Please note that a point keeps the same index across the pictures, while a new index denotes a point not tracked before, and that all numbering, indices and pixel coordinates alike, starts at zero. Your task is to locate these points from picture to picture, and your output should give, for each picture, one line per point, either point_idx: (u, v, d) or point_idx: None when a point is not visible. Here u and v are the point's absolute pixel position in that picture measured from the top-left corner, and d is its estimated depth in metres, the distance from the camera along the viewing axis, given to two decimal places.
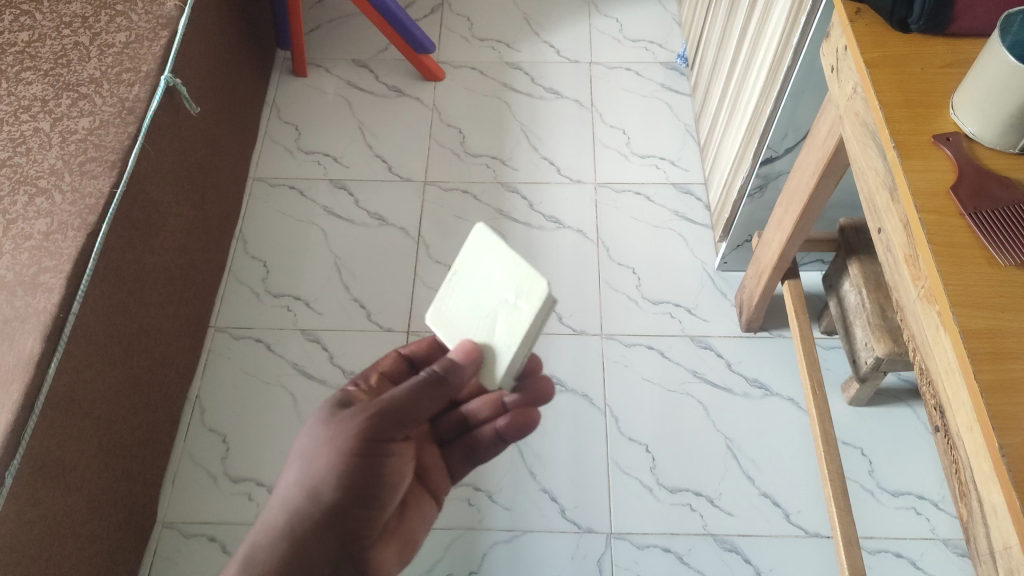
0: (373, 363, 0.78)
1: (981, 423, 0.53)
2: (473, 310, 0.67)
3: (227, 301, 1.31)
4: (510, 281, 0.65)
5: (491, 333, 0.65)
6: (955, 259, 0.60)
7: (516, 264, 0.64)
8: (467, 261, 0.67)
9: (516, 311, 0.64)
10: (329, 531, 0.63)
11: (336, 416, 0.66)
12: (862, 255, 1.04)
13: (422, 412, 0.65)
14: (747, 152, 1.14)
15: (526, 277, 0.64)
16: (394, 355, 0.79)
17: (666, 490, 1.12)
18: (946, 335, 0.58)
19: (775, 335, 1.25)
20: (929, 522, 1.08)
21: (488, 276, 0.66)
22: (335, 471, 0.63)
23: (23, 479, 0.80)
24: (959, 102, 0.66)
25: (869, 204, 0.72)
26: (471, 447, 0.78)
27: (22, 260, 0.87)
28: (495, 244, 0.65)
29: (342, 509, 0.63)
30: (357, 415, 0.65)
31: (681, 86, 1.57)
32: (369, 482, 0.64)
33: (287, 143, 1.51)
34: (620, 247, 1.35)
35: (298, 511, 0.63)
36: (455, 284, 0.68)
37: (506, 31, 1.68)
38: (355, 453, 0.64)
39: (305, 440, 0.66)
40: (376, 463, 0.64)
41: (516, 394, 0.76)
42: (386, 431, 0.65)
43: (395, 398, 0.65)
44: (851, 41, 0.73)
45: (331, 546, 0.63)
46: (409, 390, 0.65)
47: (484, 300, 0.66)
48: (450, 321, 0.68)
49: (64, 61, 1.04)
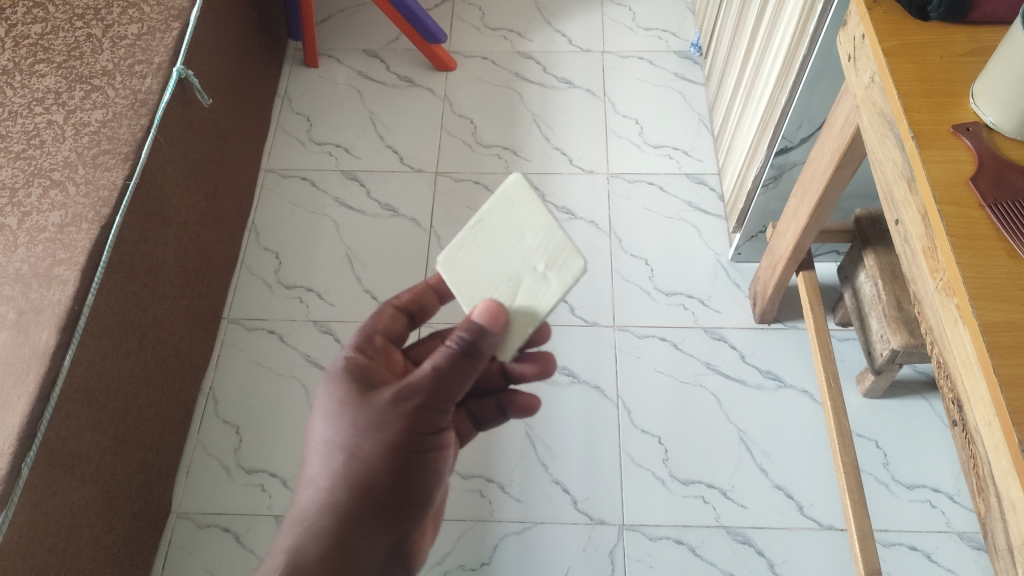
0: (372, 320, 0.70)
1: (1001, 418, 0.53)
2: (494, 268, 0.64)
3: (240, 292, 1.32)
4: (540, 247, 0.64)
5: (512, 296, 0.63)
6: (974, 252, 0.59)
7: (550, 232, 0.64)
8: (495, 214, 0.65)
9: (541, 279, 0.63)
10: (380, 529, 0.61)
11: (363, 404, 0.61)
12: (878, 246, 1.02)
13: (462, 387, 0.60)
14: (762, 142, 1.12)
15: (558, 245, 0.64)
16: (393, 310, 0.71)
17: (678, 482, 1.12)
18: (965, 328, 0.57)
19: (789, 326, 1.24)
20: (944, 515, 1.08)
21: (519, 238, 0.64)
22: (382, 469, 0.60)
23: (39, 470, 0.81)
24: (979, 91, 0.65)
25: (886, 194, 0.71)
26: (477, 415, 0.77)
27: (36, 252, 0.88)
28: (535, 208, 0.65)
29: (395, 508, 0.61)
30: (394, 403, 0.60)
31: (694, 76, 1.55)
32: (419, 474, 0.61)
33: (299, 133, 1.51)
34: (633, 238, 1.34)
35: (346, 514, 0.60)
36: (479, 233, 0.65)
37: (518, 20, 1.66)
38: (401, 445, 0.60)
39: (336, 431, 0.61)
40: (424, 451, 0.61)
41: (527, 363, 0.74)
42: (427, 416, 0.60)
43: (429, 379, 0.59)
44: (868, 28, 0.71)
45: (384, 545, 0.61)
46: (439, 366, 0.59)
47: (510, 262, 0.64)
48: (462, 273, 0.64)
49: (77, 53, 1.04)
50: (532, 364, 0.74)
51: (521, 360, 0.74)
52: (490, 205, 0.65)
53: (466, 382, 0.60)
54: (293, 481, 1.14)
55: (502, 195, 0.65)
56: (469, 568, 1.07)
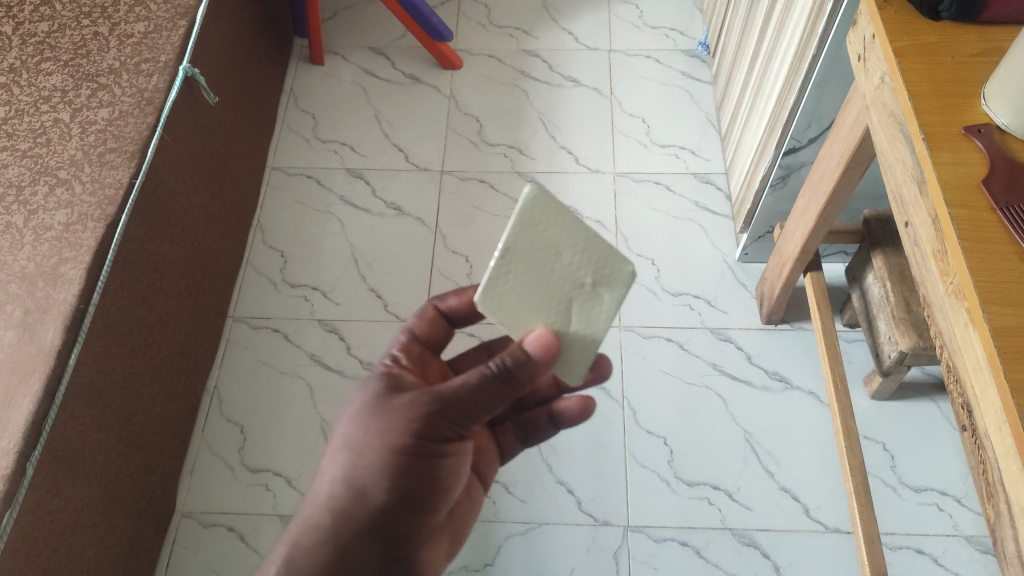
0: (409, 324, 0.73)
1: (1010, 423, 0.52)
2: (539, 293, 0.61)
3: (245, 290, 1.32)
4: (583, 261, 0.61)
5: (565, 321, 0.62)
6: (985, 255, 0.58)
7: (590, 242, 0.61)
8: (524, 233, 0.61)
9: (597, 298, 0.62)
10: (377, 534, 0.61)
11: (390, 404, 0.62)
12: (886, 247, 1.02)
13: (484, 409, 0.60)
14: (770, 142, 1.11)
15: (605, 260, 0.61)
16: (432, 313, 0.73)
17: (684, 484, 1.11)
18: (975, 332, 0.57)
19: (797, 327, 1.23)
20: (952, 519, 1.07)
21: (557, 254, 0.61)
22: (384, 471, 0.61)
23: (44, 469, 0.82)
24: (991, 92, 0.64)
25: (896, 197, 0.70)
26: (523, 426, 0.77)
27: (42, 251, 0.88)
28: (565, 218, 0.60)
29: (393, 512, 0.61)
30: (408, 409, 0.60)
31: (702, 74, 1.54)
32: (422, 481, 0.62)
33: (305, 131, 1.50)
34: (639, 238, 1.34)
35: (345, 513, 0.61)
36: (516, 261, 0.61)
37: (525, 17, 1.66)
38: (409, 451, 0.60)
39: (353, 429, 0.63)
40: (430, 460, 0.61)
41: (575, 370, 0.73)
42: (445, 428, 0.60)
43: (452, 394, 0.59)
44: (879, 28, 0.70)
45: (377, 550, 0.62)
46: (470, 384, 0.59)
47: (551, 281, 0.61)
48: (507, 308, 0.62)
49: (84, 51, 1.04)
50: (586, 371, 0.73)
51: None
52: (514, 224, 0.60)
53: (492, 405, 0.60)
54: (297, 481, 1.14)
55: (527, 214, 0.60)
56: (474, 569, 1.07)
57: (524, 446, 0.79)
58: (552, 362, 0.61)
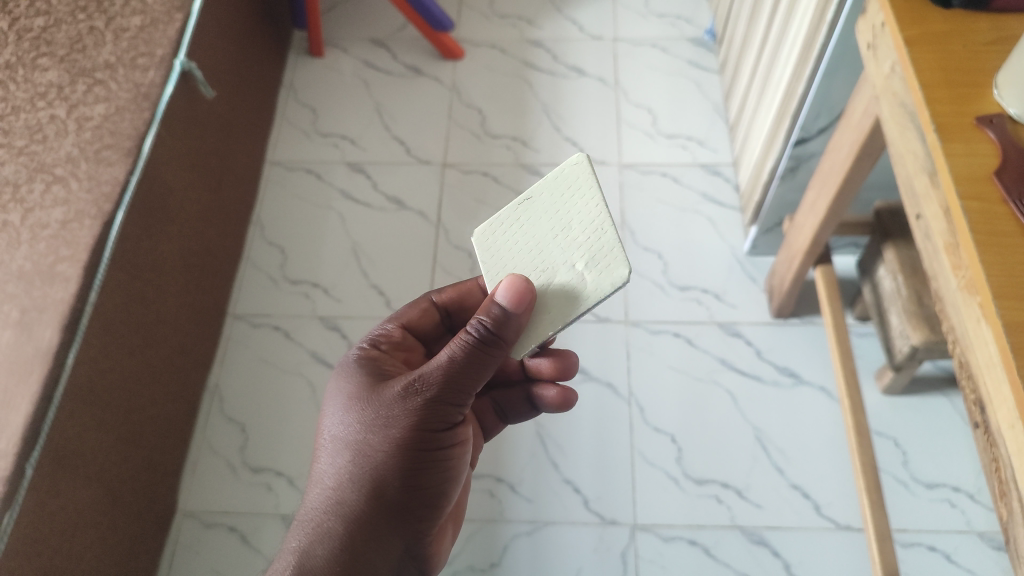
0: (401, 314, 0.72)
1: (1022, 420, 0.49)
2: (533, 249, 0.59)
3: (243, 286, 1.30)
4: (586, 240, 0.57)
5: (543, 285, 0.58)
6: (999, 248, 0.55)
7: (601, 225, 0.57)
8: (549, 196, 0.59)
9: (579, 279, 0.57)
10: (391, 528, 0.60)
11: (381, 397, 0.61)
12: (897, 239, 0.99)
13: (476, 380, 0.59)
14: (779, 133, 1.09)
15: (607, 246, 0.56)
16: (427, 304, 0.73)
17: (692, 482, 1.09)
18: (987, 327, 0.54)
19: (806, 321, 1.21)
20: (964, 515, 1.05)
21: (567, 227, 0.58)
22: (386, 464, 0.60)
23: (42, 470, 0.80)
24: (1003, 81, 0.61)
25: (909, 189, 0.67)
26: (502, 404, 0.80)
27: (38, 250, 0.86)
28: (593, 195, 0.58)
29: (404, 507, 0.60)
30: (404, 396, 0.59)
31: (709, 63, 1.51)
32: (428, 471, 0.61)
33: (304, 125, 1.48)
34: (646, 230, 1.31)
35: (356, 516, 0.60)
36: (526, 211, 0.60)
37: (528, 6, 1.63)
38: (408, 441, 0.59)
39: (348, 428, 0.62)
40: (432, 447, 0.60)
41: (550, 362, 0.76)
42: (440, 412, 0.59)
43: (439, 371, 0.58)
44: (888, 17, 0.68)
45: (395, 544, 0.61)
46: (454, 358, 0.58)
47: (550, 250, 0.58)
48: (495, 249, 0.61)
49: (79, 46, 1.01)
50: (552, 361, 0.76)
51: (544, 359, 0.76)
52: (545, 182, 0.60)
53: (480, 375, 0.59)
54: (299, 480, 1.13)
55: (559, 174, 0.60)
56: (479, 569, 1.06)
57: (505, 424, 0.81)
58: (527, 306, 0.56)
